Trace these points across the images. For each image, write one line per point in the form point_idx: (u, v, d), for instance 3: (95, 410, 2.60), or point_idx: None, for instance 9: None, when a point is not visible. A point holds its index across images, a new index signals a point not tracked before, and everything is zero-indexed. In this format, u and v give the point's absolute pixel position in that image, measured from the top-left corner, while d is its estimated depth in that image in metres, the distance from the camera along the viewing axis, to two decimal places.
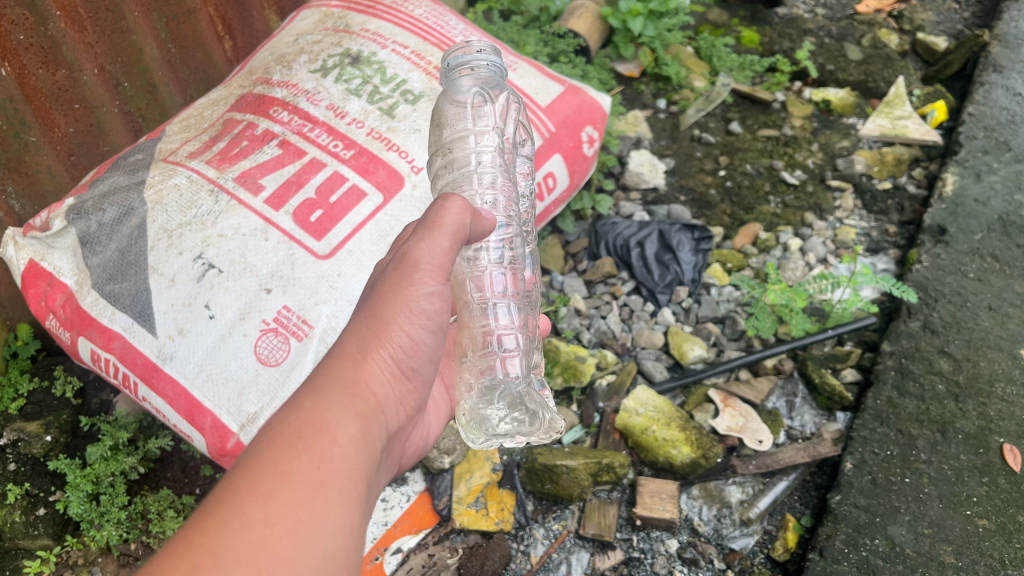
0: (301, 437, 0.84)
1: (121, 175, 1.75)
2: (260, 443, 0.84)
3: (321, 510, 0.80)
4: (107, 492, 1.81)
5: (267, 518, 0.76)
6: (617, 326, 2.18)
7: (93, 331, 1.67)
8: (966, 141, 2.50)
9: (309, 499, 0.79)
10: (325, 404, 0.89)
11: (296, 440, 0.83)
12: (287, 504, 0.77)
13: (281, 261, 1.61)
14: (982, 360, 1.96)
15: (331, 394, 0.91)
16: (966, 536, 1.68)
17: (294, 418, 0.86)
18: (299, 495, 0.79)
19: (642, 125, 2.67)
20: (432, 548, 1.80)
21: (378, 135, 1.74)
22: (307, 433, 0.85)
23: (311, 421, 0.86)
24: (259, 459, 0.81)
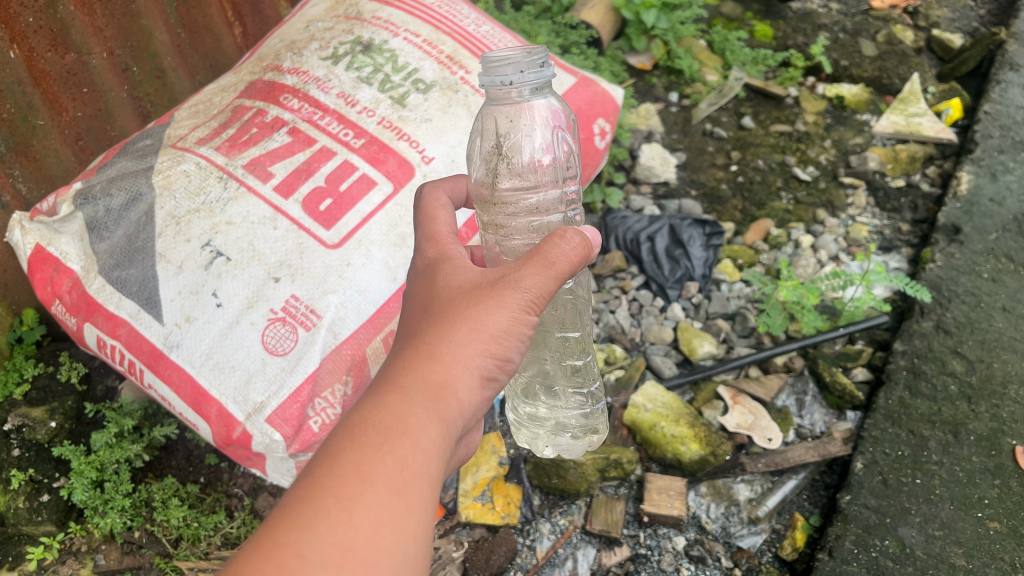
0: (386, 432, 0.81)
1: (130, 161, 1.73)
2: (341, 441, 0.80)
3: (395, 507, 0.76)
4: (111, 479, 1.80)
5: (353, 511, 0.74)
6: (626, 320, 2.16)
7: (99, 317, 1.66)
8: (982, 140, 2.47)
9: (395, 500, 0.76)
10: (404, 404, 0.85)
11: (382, 436, 0.80)
12: (367, 504, 0.75)
13: (290, 250, 1.59)
14: (995, 361, 1.94)
15: (417, 385, 0.87)
16: (977, 538, 1.66)
17: (376, 414, 0.83)
18: (375, 496, 0.75)
19: (654, 118, 2.65)
20: (438, 542, 1.79)
21: (390, 123, 1.72)
22: (393, 429, 0.81)
23: (395, 416, 0.82)
24: (347, 457, 0.78)
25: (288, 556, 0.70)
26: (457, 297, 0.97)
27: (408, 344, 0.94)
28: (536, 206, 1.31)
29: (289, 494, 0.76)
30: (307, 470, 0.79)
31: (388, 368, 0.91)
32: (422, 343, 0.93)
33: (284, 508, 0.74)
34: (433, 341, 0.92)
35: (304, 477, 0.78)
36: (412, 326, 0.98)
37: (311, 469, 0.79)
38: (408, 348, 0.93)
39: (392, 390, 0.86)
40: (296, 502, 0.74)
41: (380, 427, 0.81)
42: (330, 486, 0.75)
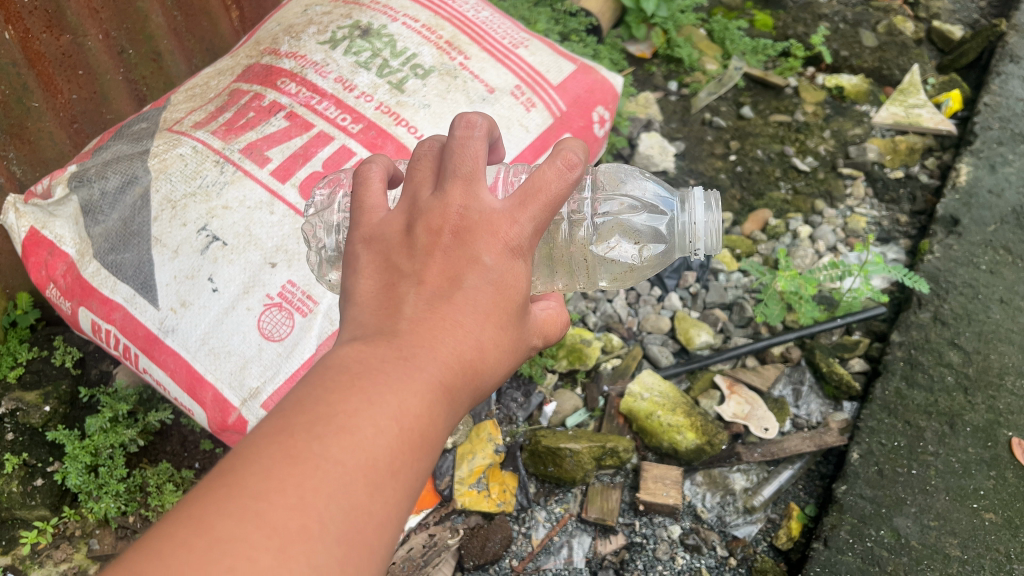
0: (421, 439, 0.69)
1: (125, 144, 1.72)
2: (380, 412, 0.67)
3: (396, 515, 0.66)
4: (105, 464, 1.79)
5: (371, 516, 0.64)
6: (623, 309, 2.16)
7: (94, 301, 1.65)
8: (981, 132, 2.46)
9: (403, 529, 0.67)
10: (442, 398, 0.72)
11: (416, 444, 0.69)
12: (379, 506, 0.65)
13: (286, 235, 1.59)
14: (992, 353, 1.94)
15: (458, 390, 0.74)
16: (972, 529, 1.67)
17: (420, 400, 0.70)
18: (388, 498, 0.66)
19: (653, 106, 2.64)
20: (433, 529, 1.79)
21: (388, 109, 1.71)
22: (427, 440, 0.70)
23: (432, 423, 0.71)
24: (385, 441, 0.66)
25: (302, 533, 0.59)
26: (522, 298, 0.81)
27: (459, 318, 0.75)
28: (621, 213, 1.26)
29: (303, 443, 0.63)
30: (330, 415, 0.66)
31: (438, 330, 0.74)
32: (473, 338, 0.76)
33: (305, 459, 0.62)
34: (484, 345, 0.77)
35: (330, 423, 0.65)
36: (470, 272, 0.76)
37: (337, 420, 0.65)
38: (457, 321, 0.75)
39: (435, 380, 0.72)
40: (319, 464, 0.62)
41: (423, 419, 0.69)
42: (362, 467, 0.64)
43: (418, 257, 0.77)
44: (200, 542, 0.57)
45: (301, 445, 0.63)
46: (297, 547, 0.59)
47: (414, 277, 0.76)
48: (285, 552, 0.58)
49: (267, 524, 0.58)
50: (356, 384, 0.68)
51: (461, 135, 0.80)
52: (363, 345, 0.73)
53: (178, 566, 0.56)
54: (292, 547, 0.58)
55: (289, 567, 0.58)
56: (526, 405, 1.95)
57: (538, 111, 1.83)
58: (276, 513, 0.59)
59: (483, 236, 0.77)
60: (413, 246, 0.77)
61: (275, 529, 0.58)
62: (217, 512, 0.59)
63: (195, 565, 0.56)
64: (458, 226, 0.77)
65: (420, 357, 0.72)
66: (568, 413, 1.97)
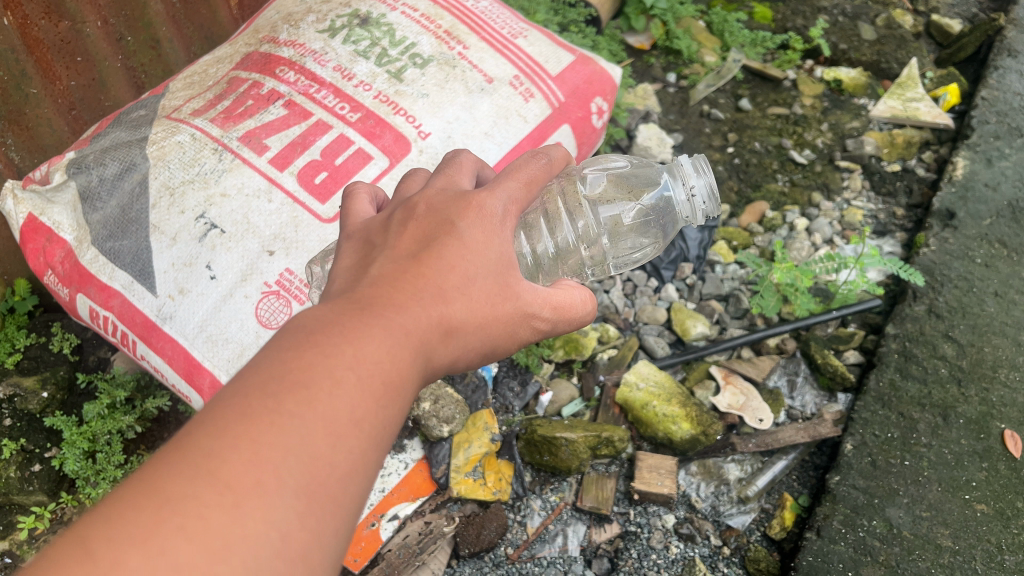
0: (381, 390, 0.70)
1: (123, 131, 1.72)
2: (337, 365, 0.68)
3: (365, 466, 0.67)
4: (103, 450, 1.80)
5: (334, 467, 0.64)
6: (620, 300, 2.16)
7: (92, 288, 1.66)
8: (978, 125, 2.47)
9: (369, 478, 0.68)
10: (408, 350, 0.74)
11: (380, 391, 0.70)
12: (344, 456, 0.65)
13: (284, 223, 1.60)
14: (986, 346, 1.95)
15: (422, 343, 0.76)
16: (963, 520, 1.68)
17: (380, 351, 0.71)
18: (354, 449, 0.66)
19: (652, 98, 2.64)
20: (429, 517, 1.78)
21: (386, 98, 1.71)
22: (388, 391, 0.71)
23: (395, 369, 0.72)
24: (342, 393, 0.67)
25: (255, 489, 0.59)
26: (494, 258, 0.86)
27: (426, 270, 0.80)
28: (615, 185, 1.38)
29: (258, 401, 0.64)
30: (285, 372, 0.66)
31: (400, 286, 0.78)
32: (438, 288, 0.80)
33: (256, 414, 0.63)
34: (451, 295, 0.81)
35: (284, 379, 0.66)
36: (442, 238, 0.83)
37: (291, 374, 0.66)
38: (423, 273, 0.80)
39: (398, 328, 0.74)
40: (272, 419, 0.63)
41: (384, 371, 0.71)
42: (317, 419, 0.64)
43: (392, 231, 0.85)
44: (151, 503, 0.57)
45: (254, 402, 0.64)
46: (252, 502, 0.59)
47: (387, 245, 0.83)
48: (238, 508, 0.58)
49: (219, 482, 0.59)
50: (312, 340, 0.69)
51: (449, 155, 0.98)
52: (327, 304, 0.75)
53: (130, 526, 0.56)
54: (246, 502, 0.59)
55: (243, 523, 0.58)
56: (522, 394, 1.96)
57: (536, 101, 1.83)
58: (231, 469, 0.59)
59: (456, 209, 0.86)
60: (389, 224, 0.86)
61: (228, 486, 0.59)
62: (170, 472, 0.59)
63: (145, 526, 0.56)
64: (433, 201, 0.88)
65: (380, 309, 0.74)
66: (563, 402, 1.99)
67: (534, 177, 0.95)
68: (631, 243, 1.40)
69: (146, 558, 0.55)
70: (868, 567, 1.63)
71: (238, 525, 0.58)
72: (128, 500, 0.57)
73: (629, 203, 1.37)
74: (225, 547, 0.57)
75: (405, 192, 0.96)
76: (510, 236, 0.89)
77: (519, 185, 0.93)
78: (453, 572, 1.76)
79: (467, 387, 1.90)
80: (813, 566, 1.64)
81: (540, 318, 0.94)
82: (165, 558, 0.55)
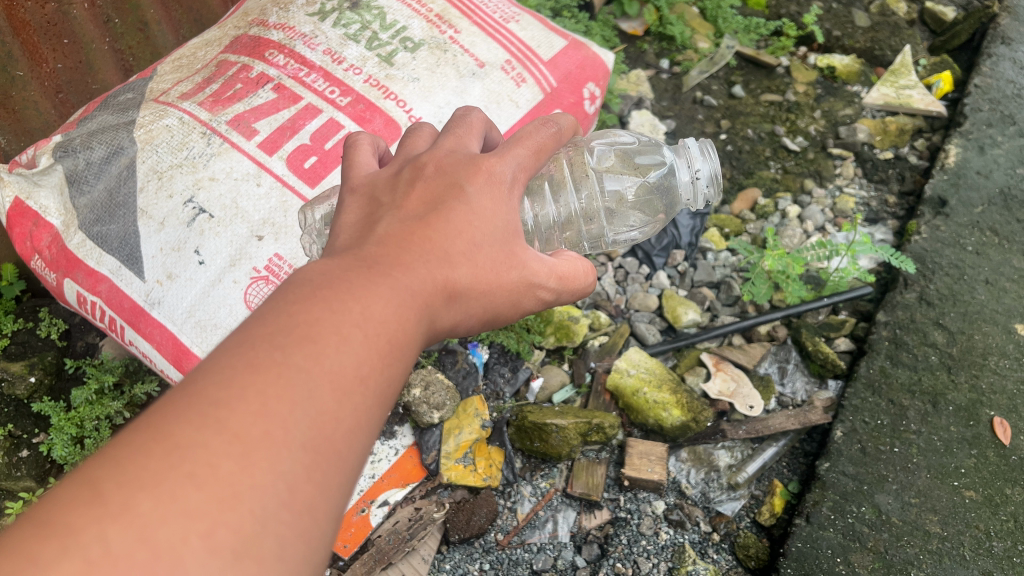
0: (387, 348, 0.70)
1: (111, 114, 1.69)
2: (346, 322, 0.67)
3: (371, 424, 0.66)
4: (91, 436, 1.77)
5: (341, 422, 0.63)
6: (612, 287, 2.17)
7: (79, 273, 1.64)
8: (971, 113, 2.47)
9: (374, 436, 0.67)
10: (414, 312, 0.74)
11: (385, 350, 0.70)
12: (351, 411, 0.64)
13: (273, 208, 1.58)
14: (976, 333, 1.95)
15: (426, 305, 0.76)
16: (952, 507, 1.69)
17: (386, 310, 0.71)
18: (362, 406, 0.66)
19: (645, 84, 2.63)
20: (419, 502, 1.80)
21: (376, 82, 1.70)
22: (394, 349, 0.71)
23: (401, 329, 0.72)
24: (349, 349, 0.66)
25: (264, 439, 0.58)
26: (499, 226, 0.86)
27: (431, 234, 0.80)
28: (620, 159, 1.38)
29: (267, 354, 0.63)
30: (293, 325, 0.65)
31: (405, 249, 0.77)
32: (443, 251, 0.80)
33: (265, 365, 0.62)
34: (456, 260, 0.81)
35: (293, 331, 0.65)
36: (447, 203, 0.83)
37: (299, 328, 0.65)
38: (429, 236, 0.80)
39: (403, 288, 0.73)
40: (280, 371, 0.62)
41: (390, 329, 0.70)
42: (325, 372, 0.63)
43: (399, 191, 0.85)
44: (158, 449, 0.55)
45: (262, 354, 0.62)
46: (261, 453, 0.57)
47: (394, 205, 0.83)
48: (249, 457, 0.57)
49: (229, 430, 0.57)
50: (319, 295, 0.68)
51: (460, 113, 0.97)
52: (332, 260, 0.75)
53: (139, 471, 0.54)
54: (256, 452, 0.57)
55: (253, 471, 0.57)
56: (513, 380, 1.96)
57: (528, 86, 1.81)
58: (240, 419, 0.58)
59: (463, 173, 0.86)
60: (396, 186, 0.86)
61: (237, 436, 0.57)
62: (177, 419, 0.57)
63: (155, 471, 0.54)
64: (441, 163, 0.87)
65: (385, 270, 0.74)
66: (555, 389, 1.99)
67: (543, 144, 0.94)
68: (628, 222, 1.40)
69: (157, 503, 0.53)
70: (857, 553, 1.63)
71: (248, 473, 0.56)
72: (136, 447, 0.55)
73: (633, 179, 1.37)
74: (235, 495, 0.55)
75: (411, 149, 0.96)
76: (516, 205, 0.89)
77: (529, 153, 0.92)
78: (443, 558, 1.76)
79: (458, 373, 1.91)
80: (802, 552, 1.64)
81: (542, 289, 0.95)
82: (175, 503, 0.53)
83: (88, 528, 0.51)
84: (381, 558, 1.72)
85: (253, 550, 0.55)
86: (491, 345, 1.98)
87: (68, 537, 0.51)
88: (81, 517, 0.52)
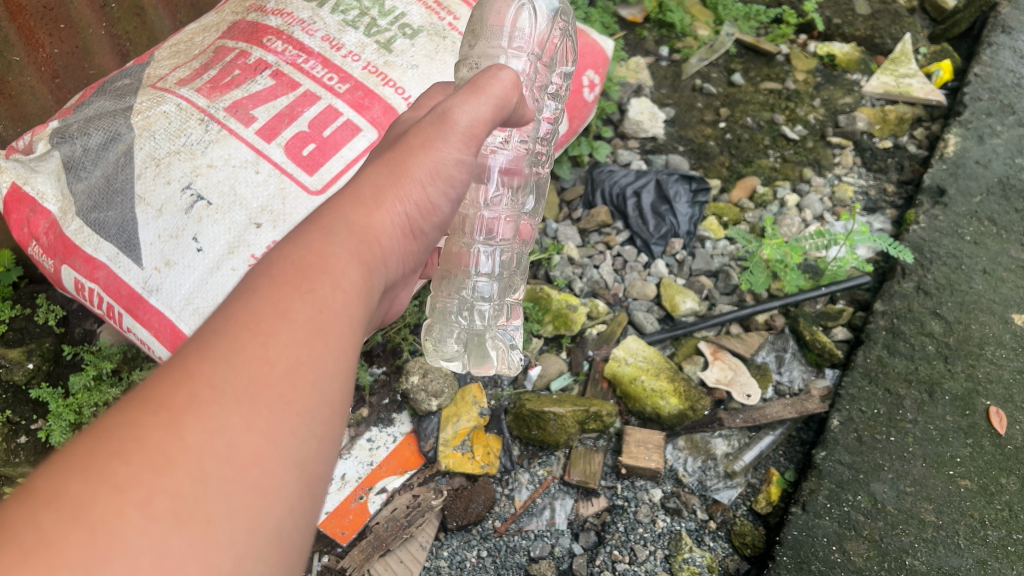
0: (310, 284, 0.73)
1: (108, 100, 1.68)
2: (262, 283, 0.72)
3: (309, 352, 0.68)
4: (90, 422, 1.78)
5: (271, 364, 0.65)
6: (610, 275, 2.18)
7: (77, 259, 1.64)
8: (970, 102, 2.46)
9: (318, 368, 0.68)
10: (335, 253, 0.77)
11: (309, 285, 0.73)
12: (280, 343, 0.67)
13: (272, 195, 1.58)
14: (973, 323, 1.96)
15: (353, 252, 0.79)
16: (947, 495, 1.70)
17: (299, 254, 0.75)
18: (295, 336, 0.68)
19: (644, 71, 2.61)
20: (418, 490, 1.81)
21: (375, 69, 1.69)
22: (318, 282, 0.73)
23: (324, 270, 0.75)
24: (265, 305, 0.69)
25: (190, 400, 0.61)
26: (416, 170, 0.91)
27: (346, 205, 0.85)
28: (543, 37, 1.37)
29: (189, 341, 0.67)
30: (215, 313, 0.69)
31: (320, 219, 0.81)
32: (360, 206, 0.85)
33: (188, 349, 0.65)
34: (371, 210, 0.85)
35: (216, 316, 0.69)
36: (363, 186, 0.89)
37: (218, 313, 0.69)
38: (343, 206, 0.84)
39: (319, 242, 0.77)
40: (203, 350, 0.64)
41: (305, 268, 0.74)
42: (243, 331, 0.67)
43: None
44: (86, 439, 0.58)
45: (188, 344, 0.66)
46: (189, 412, 0.60)
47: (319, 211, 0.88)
48: (175, 420, 0.59)
49: (154, 405, 0.60)
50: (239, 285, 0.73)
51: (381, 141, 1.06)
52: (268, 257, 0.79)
53: (70, 458, 0.56)
54: (182, 414, 0.60)
55: (182, 433, 0.59)
56: (511, 368, 1.96)
57: None
58: (163, 390, 0.61)
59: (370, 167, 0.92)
60: None
61: (161, 405, 0.60)
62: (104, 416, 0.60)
63: (84, 456, 0.56)
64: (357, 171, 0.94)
65: (303, 236, 0.78)
66: (552, 376, 1.99)
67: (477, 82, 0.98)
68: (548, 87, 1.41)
69: (88, 484, 0.55)
70: (852, 541, 1.64)
71: (175, 434, 0.58)
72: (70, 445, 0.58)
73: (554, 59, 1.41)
74: (169, 459, 0.57)
75: None
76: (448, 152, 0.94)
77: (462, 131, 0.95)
78: (441, 545, 1.76)
79: None
80: (798, 540, 1.65)
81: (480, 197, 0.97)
82: (106, 479, 0.55)
83: (27, 518, 0.53)
84: (380, 545, 1.74)
85: (199, 509, 0.57)
86: None
87: (7, 530, 0.53)
88: (16, 510, 0.54)
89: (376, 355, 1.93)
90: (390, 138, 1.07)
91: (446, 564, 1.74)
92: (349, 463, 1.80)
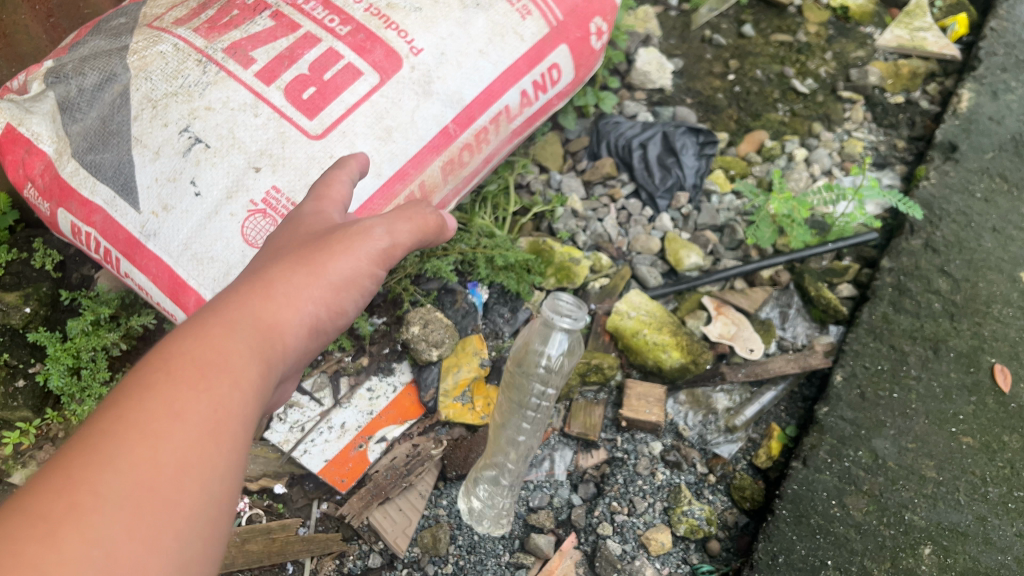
0: (260, 347, 0.75)
1: (102, 39, 1.64)
2: (211, 328, 0.73)
3: (247, 407, 0.71)
4: (88, 367, 1.76)
5: (216, 421, 0.67)
6: (614, 229, 2.15)
7: (73, 203, 1.62)
8: (985, 57, 2.41)
9: (251, 416, 0.71)
10: (283, 319, 0.80)
11: (258, 347, 0.75)
12: (225, 395, 0.69)
13: (270, 139, 1.55)
14: (981, 282, 1.94)
15: (295, 307, 0.82)
16: (949, 452, 1.69)
17: (249, 313, 0.77)
18: (239, 390, 0.70)
19: (653, 21, 2.55)
20: (417, 439, 1.83)
21: (377, 11, 1.62)
22: (266, 346, 0.76)
23: (272, 337, 0.77)
24: (217, 357, 0.71)
25: (157, 448, 0.63)
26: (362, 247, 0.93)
27: (294, 265, 0.86)
28: None
29: (142, 373, 0.67)
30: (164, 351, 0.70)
31: (272, 281, 0.83)
32: (309, 271, 0.87)
33: (141, 388, 0.66)
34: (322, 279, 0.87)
35: (165, 354, 0.69)
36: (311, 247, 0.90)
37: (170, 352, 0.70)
38: (297, 269, 0.86)
39: (270, 306, 0.80)
40: (156, 393, 0.66)
41: (258, 333, 0.76)
42: (198, 385, 0.68)
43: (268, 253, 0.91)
44: (58, 483, 0.59)
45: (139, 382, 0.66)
46: (159, 477, 0.62)
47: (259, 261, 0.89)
48: (150, 478, 0.61)
49: (137, 440, 0.62)
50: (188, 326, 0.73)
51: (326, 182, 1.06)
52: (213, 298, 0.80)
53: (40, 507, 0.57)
54: (154, 476, 0.62)
55: (157, 488, 0.61)
56: (512, 321, 1.96)
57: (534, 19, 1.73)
58: (133, 443, 0.62)
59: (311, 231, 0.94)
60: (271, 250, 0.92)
61: (137, 460, 0.62)
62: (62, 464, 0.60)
63: (55, 508, 0.57)
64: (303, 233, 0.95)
65: (258, 294, 0.80)
66: None
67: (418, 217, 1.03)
68: None
69: (63, 533, 0.56)
70: (852, 496, 1.64)
71: (150, 498, 0.61)
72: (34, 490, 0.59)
73: None
74: (145, 518, 0.60)
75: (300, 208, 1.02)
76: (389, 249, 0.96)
77: (390, 251, 0.97)
78: (439, 494, 1.79)
79: (457, 313, 1.92)
80: (797, 494, 1.65)
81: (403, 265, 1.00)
82: (81, 532, 0.57)
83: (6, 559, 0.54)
84: (379, 492, 1.75)
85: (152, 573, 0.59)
86: (490, 285, 1.97)
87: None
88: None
89: (375, 305, 1.90)
90: (324, 181, 1.07)
91: (445, 512, 1.76)
92: (349, 412, 1.82)
